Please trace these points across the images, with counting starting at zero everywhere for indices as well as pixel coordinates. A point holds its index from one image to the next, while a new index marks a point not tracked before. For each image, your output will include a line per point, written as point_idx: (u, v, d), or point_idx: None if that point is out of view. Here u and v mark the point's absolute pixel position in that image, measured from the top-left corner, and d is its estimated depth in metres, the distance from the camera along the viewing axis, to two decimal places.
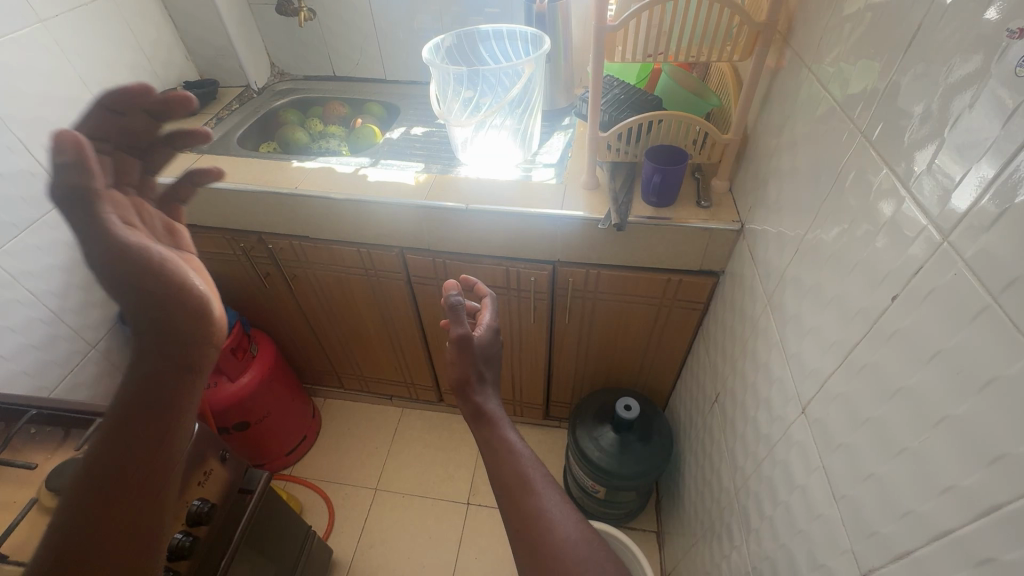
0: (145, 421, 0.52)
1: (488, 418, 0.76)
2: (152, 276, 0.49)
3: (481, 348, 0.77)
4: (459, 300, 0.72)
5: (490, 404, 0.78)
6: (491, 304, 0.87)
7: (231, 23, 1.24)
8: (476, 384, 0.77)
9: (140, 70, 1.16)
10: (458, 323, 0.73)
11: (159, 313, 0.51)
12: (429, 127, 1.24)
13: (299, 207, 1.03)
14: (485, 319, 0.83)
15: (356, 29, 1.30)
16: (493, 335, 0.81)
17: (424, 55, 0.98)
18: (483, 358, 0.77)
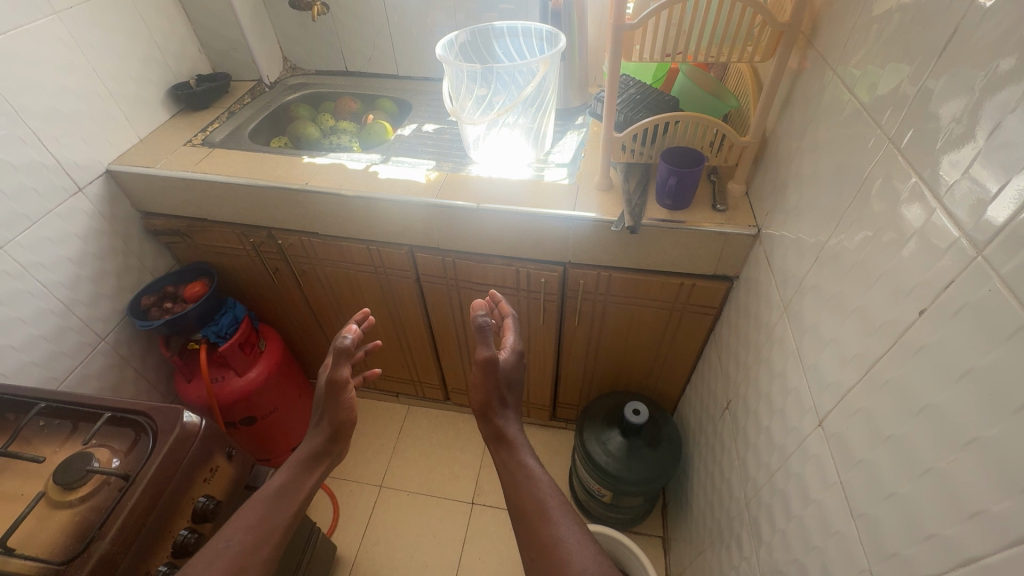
0: (297, 485, 0.78)
1: (506, 439, 0.82)
2: (343, 401, 0.82)
3: (507, 372, 0.82)
4: (487, 322, 0.74)
5: (510, 428, 0.82)
6: (513, 325, 0.88)
7: (245, 17, 1.24)
8: (498, 407, 0.82)
9: (153, 63, 1.16)
10: (485, 344, 0.76)
11: (337, 421, 0.83)
12: (441, 124, 1.23)
13: (309, 203, 1.02)
14: (509, 341, 0.85)
15: (368, 24, 1.30)
16: (517, 358, 0.85)
17: (438, 51, 0.98)
18: (506, 383, 0.82)
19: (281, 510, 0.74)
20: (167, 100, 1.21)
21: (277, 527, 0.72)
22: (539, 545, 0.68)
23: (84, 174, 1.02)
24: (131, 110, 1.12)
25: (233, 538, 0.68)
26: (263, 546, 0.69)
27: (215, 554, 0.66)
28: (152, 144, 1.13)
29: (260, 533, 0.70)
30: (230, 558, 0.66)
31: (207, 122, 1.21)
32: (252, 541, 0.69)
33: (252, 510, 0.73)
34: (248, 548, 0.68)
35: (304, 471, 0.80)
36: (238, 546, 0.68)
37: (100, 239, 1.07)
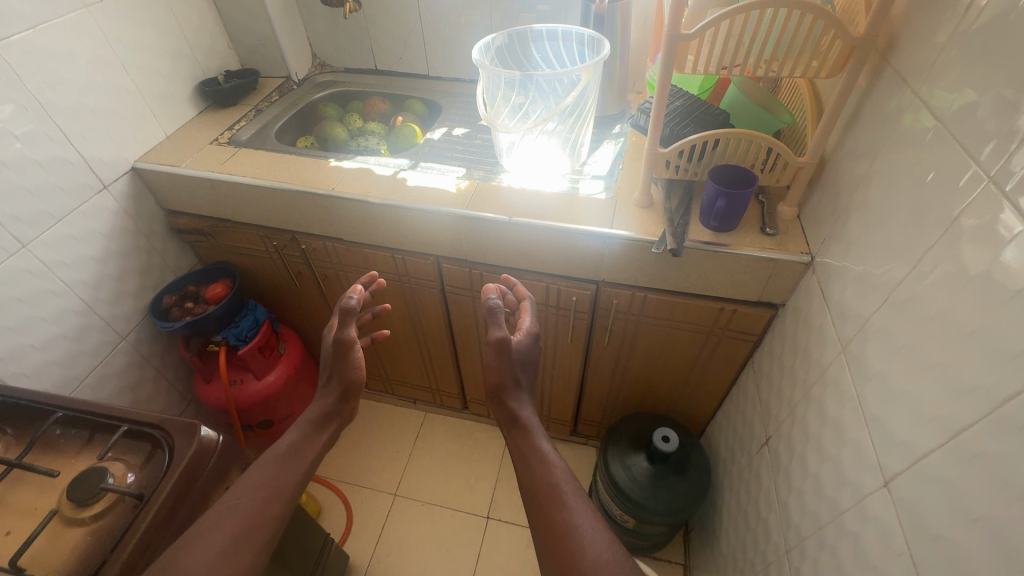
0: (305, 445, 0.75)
1: (522, 421, 0.76)
2: (349, 360, 0.79)
3: (519, 351, 0.77)
4: (498, 304, 0.73)
5: (524, 410, 0.76)
6: (530, 309, 0.84)
7: (276, 13, 1.21)
8: (512, 388, 0.77)
9: (182, 58, 1.13)
10: (498, 325, 0.73)
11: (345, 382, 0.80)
12: (471, 128, 1.19)
13: (334, 209, 0.99)
14: (525, 323, 0.81)
15: (401, 23, 1.26)
16: (533, 340, 0.80)
17: (474, 55, 0.93)
18: (521, 364, 0.77)
19: (291, 469, 0.71)
20: (195, 96, 1.19)
21: (288, 486, 0.70)
22: (556, 534, 0.62)
23: (110, 171, 1.01)
24: (159, 106, 1.10)
25: (242, 498, 0.66)
26: (272, 505, 0.67)
27: (224, 516, 0.64)
28: (179, 142, 1.11)
29: (268, 492, 0.68)
30: (240, 520, 0.64)
31: (234, 120, 1.18)
32: (262, 500, 0.67)
33: (262, 470, 0.70)
34: (257, 509, 0.66)
35: (313, 431, 0.77)
36: (246, 506, 0.65)
37: (124, 236, 1.06)
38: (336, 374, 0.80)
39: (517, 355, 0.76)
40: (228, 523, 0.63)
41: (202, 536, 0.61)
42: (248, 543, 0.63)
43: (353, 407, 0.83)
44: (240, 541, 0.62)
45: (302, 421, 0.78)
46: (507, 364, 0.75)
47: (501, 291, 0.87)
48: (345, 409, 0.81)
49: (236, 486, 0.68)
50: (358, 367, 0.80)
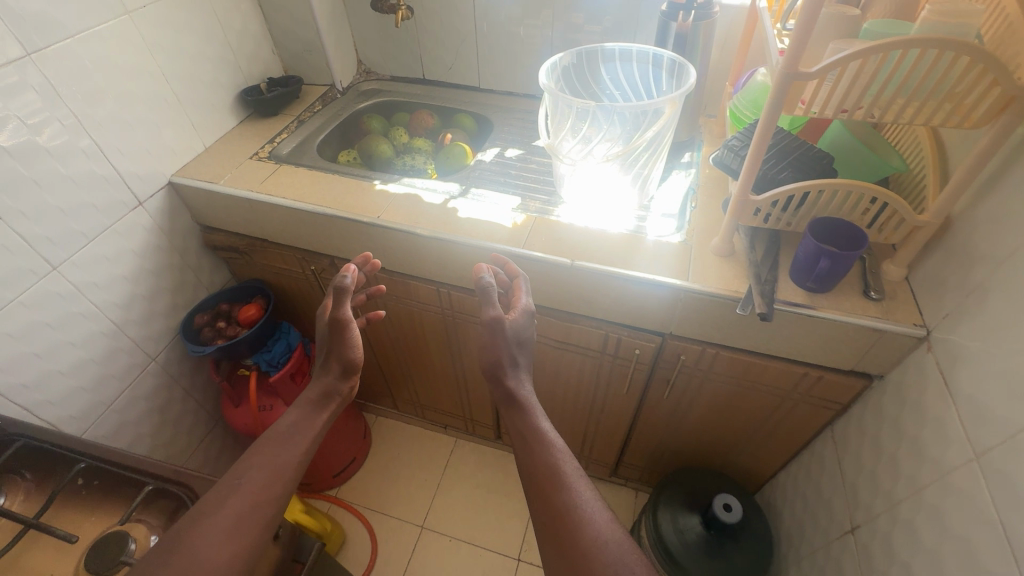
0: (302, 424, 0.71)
1: (521, 404, 0.68)
2: (342, 336, 0.74)
3: (515, 331, 0.69)
4: (489, 282, 0.66)
5: (521, 390, 0.69)
6: (525, 285, 0.74)
7: (323, 18, 1.14)
8: (509, 368, 0.69)
9: (225, 65, 1.07)
10: (491, 304, 0.66)
11: (339, 361, 0.75)
12: (525, 150, 1.10)
13: (378, 238, 0.92)
14: (520, 300, 0.72)
15: (454, 32, 1.17)
16: (530, 318, 0.71)
17: (540, 77, 0.84)
18: (518, 343, 0.69)
19: (292, 448, 0.67)
20: (237, 105, 1.12)
21: (290, 466, 0.65)
22: (556, 517, 0.57)
23: (145, 186, 0.95)
24: (199, 116, 1.03)
25: (245, 478, 0.62)
26: (274, 484, 0.63)
27: (227, 497, 0.59)
28: (218, 154, 1.05)
29: (272, 472, 0.63)
30: (245, 500, 0.60)
31: (275, 132, 1.12)
32: (264, 479, 0.62)
33: (265, 450, 0.66)
34: (261, 488, 0.61)
35: (312, 410, 0.73)
36: (251, 484, 0.61)
37: (157, 254, 1.00)
38: (335, 354, 0.76)
39: (515, 336, 0.69)
40: (231, 504, 0.59)
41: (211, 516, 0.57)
42: (254, 524, 0.59)
43: (351, 386, 0.78)
44: (247, 522, 0.58)
45: (300, 400, 0.74)
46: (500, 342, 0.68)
47: (492, 268, 0.77)
48: (343, 388, 0.77)
49: (237, 466, 0.63)
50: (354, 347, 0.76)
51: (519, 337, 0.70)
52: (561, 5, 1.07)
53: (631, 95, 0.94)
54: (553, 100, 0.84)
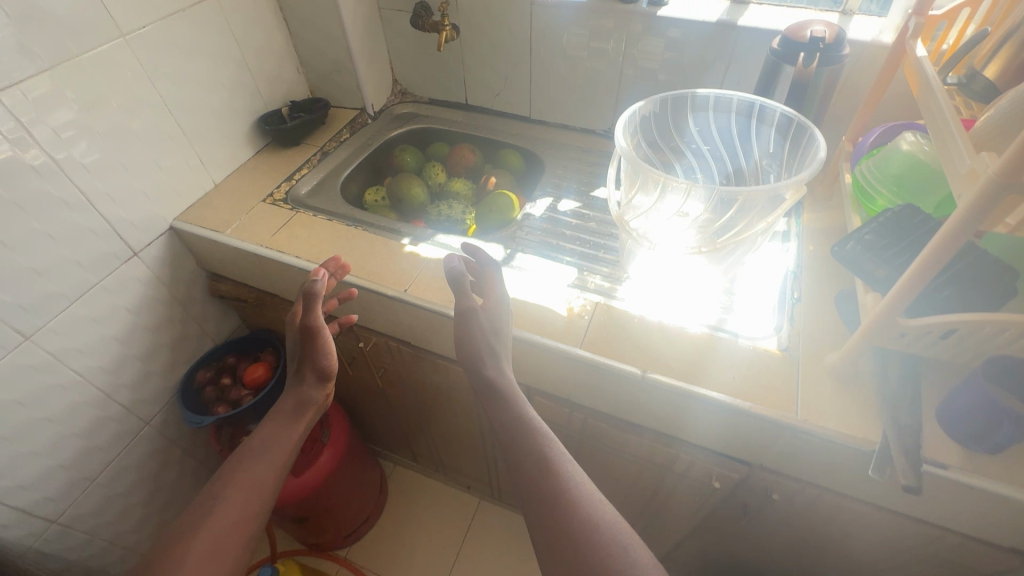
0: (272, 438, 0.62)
1: (504, 390, 0.55)
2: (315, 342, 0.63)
3: (491, 316, 0.58)
4: (458, 267, 0.57)
5: (497, 372, 0.56)
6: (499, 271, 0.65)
7: (355, 35, 0.99)
8: (489, 355, 0.56)
9: (241, 89, 0.93)
10: (465, 293, 0.57)
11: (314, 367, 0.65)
12: (582, 202, 0.93)
13: (405, 313, 0.77)
14: (496, 285, 0.63)
15: (505, 54, 1.01)
16: (507, 306, 0.61)
17: (616, 135, 0.66)
18: (499, 332, 0.58)
19: (267, 461, 0.60)
20: (254, 133, 0.98)
21: (268, 482, 0.59)
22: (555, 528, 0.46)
23: (142, 235, 0.82)
24: (209, 150, 0.90)
25: (222, 498, 0.55)
26: (251, 501, 0.56)
27: (202, 521, 0.53)
28: (228, 193, 0.91)
29: (249, 490, 0.56)
30: (223, 523, 0.53)
31: (295, 166, 0.98)
32: (241, 496, 0.56)
33: (243, 466, 0.58)
34: (239, 505, 0.55)
35: (288, 420, 0.64)
36: (225, 507, 0.54)
37: (154, 308, 0.88)
38: (308, 361, 0.66)
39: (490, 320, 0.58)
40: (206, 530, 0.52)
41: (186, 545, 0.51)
42: (232, 547, 0.52)
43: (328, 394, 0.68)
44: (226, 545, 0.52)
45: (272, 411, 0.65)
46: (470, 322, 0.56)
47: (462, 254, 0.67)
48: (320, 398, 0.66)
49: (210, 487, 0.57)
50: (329, 354, 0.66)
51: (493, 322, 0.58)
52: (636, 29, 0.89)
53: (724, 152, 0.75)
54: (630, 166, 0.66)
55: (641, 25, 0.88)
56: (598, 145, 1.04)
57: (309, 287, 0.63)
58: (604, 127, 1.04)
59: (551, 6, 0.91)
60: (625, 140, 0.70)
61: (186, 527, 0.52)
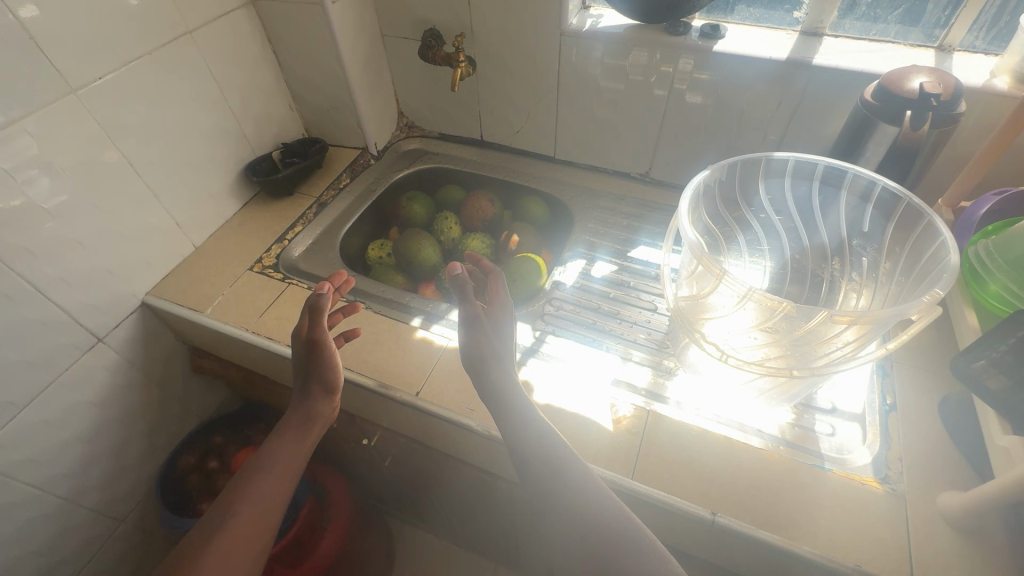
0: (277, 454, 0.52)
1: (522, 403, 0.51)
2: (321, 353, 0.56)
3: (492, 320, 0.56)
4: (458, 277, 0.57)
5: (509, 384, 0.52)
6: (497, 269, 0.61)
7: (355, 68, 0.86)
8: (493, 362, 0.53)
9: (225, 136, 0.81)
10: (463, 299, 0.56)
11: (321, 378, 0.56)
12: (620, 264, 0.80)
13: (418, 416, 0.65)
14: (497, 283, 0.59)
15: (528, 88, 0.88)
16: (509, 309, 0.58)
17: (680, 218, 0.54)
18: (498, 335, 0.56)
19: (274, 480, 0.50)
20: (241, 184, 0.86)
21: (281, 499, 0.49)
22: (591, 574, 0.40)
23: (108, 318, 0.70)
24: (187, 210, 0.78)
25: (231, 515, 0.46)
26: (260, 518, 0.47)
27: (207, 543, 0.44)
28: (211, 259, 0.79)
29: (255, 514, 0.47)
30: (231, 545, 0.44)
31: (288, 222, 0.85)
32: (250, 516, 0.46)
33: (252, 480, 0.49)
34: (249, 524, 0.46)
35: (295, 436, 0.54)
36: (233, 526, 0.45)
37: (127, 395, 0.76)
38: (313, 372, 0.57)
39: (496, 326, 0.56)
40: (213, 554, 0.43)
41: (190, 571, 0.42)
42: (241, 571, 0.43)
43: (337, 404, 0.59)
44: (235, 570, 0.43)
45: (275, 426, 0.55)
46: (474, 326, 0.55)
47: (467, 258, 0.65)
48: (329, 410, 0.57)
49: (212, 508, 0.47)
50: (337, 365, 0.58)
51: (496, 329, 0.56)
52: (684, 65, 0.75)
53: (797, 221, 0.63)
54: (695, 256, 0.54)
55: (691, 60, 0.74)
56: (633, 190, 0.91)
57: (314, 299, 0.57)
58: (639, 171, 0.91)
59: (583, 38, 0.78)
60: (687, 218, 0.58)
61: (189, 549, 0.44)
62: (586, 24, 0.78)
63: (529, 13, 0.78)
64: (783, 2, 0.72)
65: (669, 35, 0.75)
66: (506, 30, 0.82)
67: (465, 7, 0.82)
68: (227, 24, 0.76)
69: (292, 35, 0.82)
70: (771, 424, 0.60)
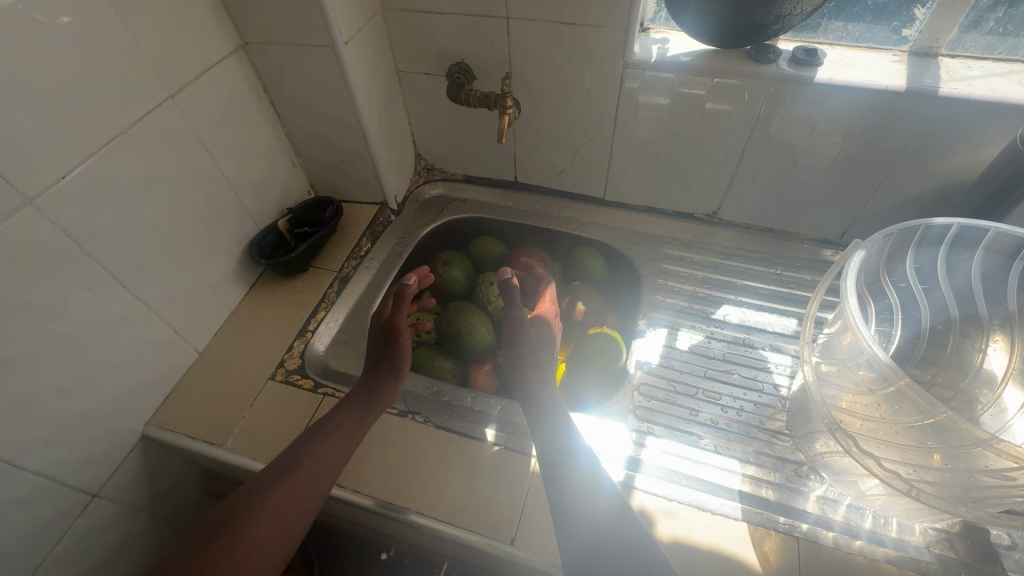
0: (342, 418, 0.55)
1: (614, 534, 0.46)
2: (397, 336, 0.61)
3: (537, 323, 0.65)
4: (509, 281, 0.67)
5: (594, 499, 0.49)
6: (549, 283, 0.72)
7: (372, 116, 0.72)
8: (529, 359, 0.62)
9: (222, 213, 0.66)
10: (511, 303, 0.66)
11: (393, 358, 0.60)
12: (709, 331, 0.70)
13: (512, 566, 0.53)
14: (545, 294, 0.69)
15: (577, 126, 0.75)
16: (554, 317, 0.68)
17: (844, 280, 0.49)
18: (536, 340, 0.64)
19: (336, 444, 0.53)
20: (245, 265, 0.71)
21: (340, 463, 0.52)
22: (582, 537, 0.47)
23: (102, 467, 0.56)
24: (185, 312, 0.63)
25: (293, 469, 0.50)
26: (317, 477, 0.50)
27: (270, 491, 0.48)
28: (221, 367, 0.65)
29: (313, 475, 0.50)
30: (288, 497, 0.48)
31: (308, 308, 0.71)
32: (309, 472, 0.50)
33: (315, 442, 0.52)
34: (307, 479, 0.50)
35: (361, 410, 0.56)
36: (291, 481, 0.49)
37: (133, 546, 0.62)
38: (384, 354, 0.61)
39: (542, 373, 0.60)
40: (276, 498, 0.48)
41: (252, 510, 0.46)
42: (295, 520, 0.48)
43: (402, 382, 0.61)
44: (289, 521, 0.47)
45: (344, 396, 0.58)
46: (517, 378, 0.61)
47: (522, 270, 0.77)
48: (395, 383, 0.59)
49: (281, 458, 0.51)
50: (405, 353, 0.62)
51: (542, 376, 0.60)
52: (774, 99, 0.64)
53: (949, 297, 0.56)
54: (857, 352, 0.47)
55: (782, 91, 0.63)
56: (701, 233, 0.80)
57: (402, 291, 0.65)
58: (706, 211, 0.80)
59: (651, 70, 0.65)
60: (831, 282, 0.54)
61: (256, 490, 0.48)
62: (653, 53, 0.65)
63: (584, 43, 0.65)
64: (891, 18, 0.61)
65: (755, 62, 0.63)
66: (555, 63, 0.68)
67: (504, 38, 0.68)
68: (215, 78, 0.61)
69: (294, 82, 0.67)
70: (936, 540, 0.51)
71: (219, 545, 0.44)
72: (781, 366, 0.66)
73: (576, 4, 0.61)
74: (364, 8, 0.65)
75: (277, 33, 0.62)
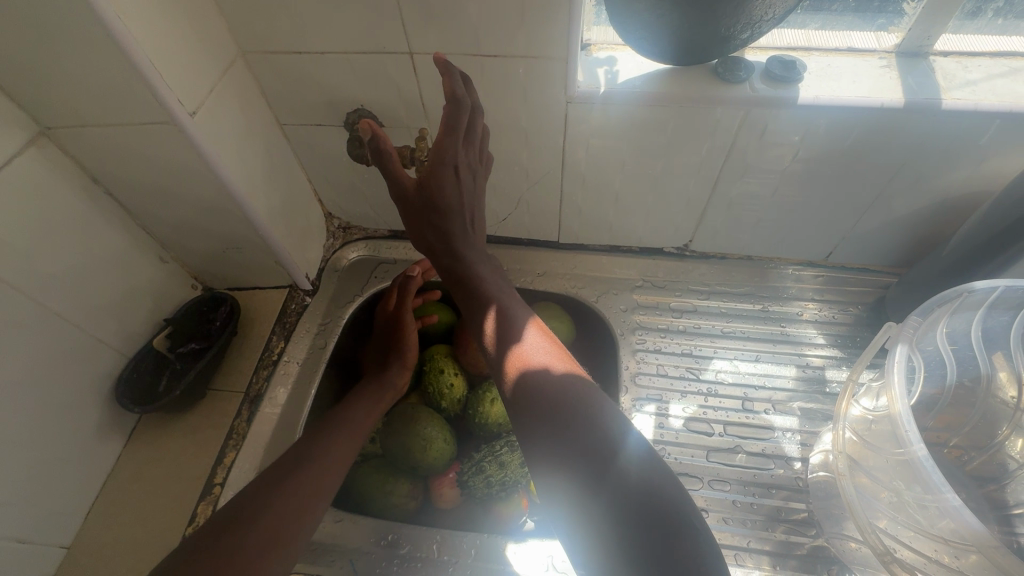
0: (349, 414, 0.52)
1: (653, 537, 0.32)
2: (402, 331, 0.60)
3: (444, 192, 0.47)
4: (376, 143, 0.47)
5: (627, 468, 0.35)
6: (457, 112, 0.45)
7: (256, 193, 0.56)
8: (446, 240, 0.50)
9: (59, 364, 0.49)
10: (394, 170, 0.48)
11: (397, 351, 0.59)
12: (703, 397, 0.60)
13: None
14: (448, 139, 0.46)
15: (517, 168, 0.61)
16: (468, 173, 0.48)
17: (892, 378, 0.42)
18: (447, 213, 0.49)
19: (347, 439, 0.50)
20: (112, 412, 0.55)
21: (348, 459, 0.49)
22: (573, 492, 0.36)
23: None
24: (25, 510, 0.47)
25: (307, 460, 0.46)
26: (329, 471, 0.46)
27: (285, 481, 0.44)
28: (99, 561, 0.50)
29: (326, 466, 0.46)
30: (306, 487, 0.44)
31: (210, 451, 0.56)
32: (323, 463, 0.46)
33: (328, 437, 0.49)
34: (319, 478, 0.45)
35: (370, 401, 0.55)
36: (305, 477, 0.45)
37: None
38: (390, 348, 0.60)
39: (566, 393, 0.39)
40: (287, 493, 0.43)
41: (268, 503, 0.42)
42: (304, 520, 0.43)
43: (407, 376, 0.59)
44: (301, 518, 0.43)
45: (353, 391, 0.56)
46: (522, 414, 0.40)
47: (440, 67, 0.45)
48: (399, 375, 0.58)
49: (290, 452, 0.48)
50: (413, 344, 0.60)
51: (552, 395, 0.39)
52: (751, 121, 0.52)
53: (978, 348, 0.49)
54: (923, 495, 0.39)
55: (759, 115, 0.51)
56: (675, 270, 0.70)
57: (405, 283, 0.64)
58: (677, 244, 0.69)
59: (600, 103, 0.52)
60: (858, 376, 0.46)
61: (268, 484, 0.43)
62: (601, 80, 0.53)
63: (512, 77, 0.51)
64: (876, 16, 0.52)
65: (723, 82, 0.51)
66: (479, 102, 0.54)
67: (409, 77, 0.52)
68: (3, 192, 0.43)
69: (133, 170, 0.50)
70: None
71: (232, 536, 0.39)
72: (788, 432, 0.57)
73: (496, 31, 0.47)
74: (212, 59, 0.48)
75: (87, 113, 0.44)
